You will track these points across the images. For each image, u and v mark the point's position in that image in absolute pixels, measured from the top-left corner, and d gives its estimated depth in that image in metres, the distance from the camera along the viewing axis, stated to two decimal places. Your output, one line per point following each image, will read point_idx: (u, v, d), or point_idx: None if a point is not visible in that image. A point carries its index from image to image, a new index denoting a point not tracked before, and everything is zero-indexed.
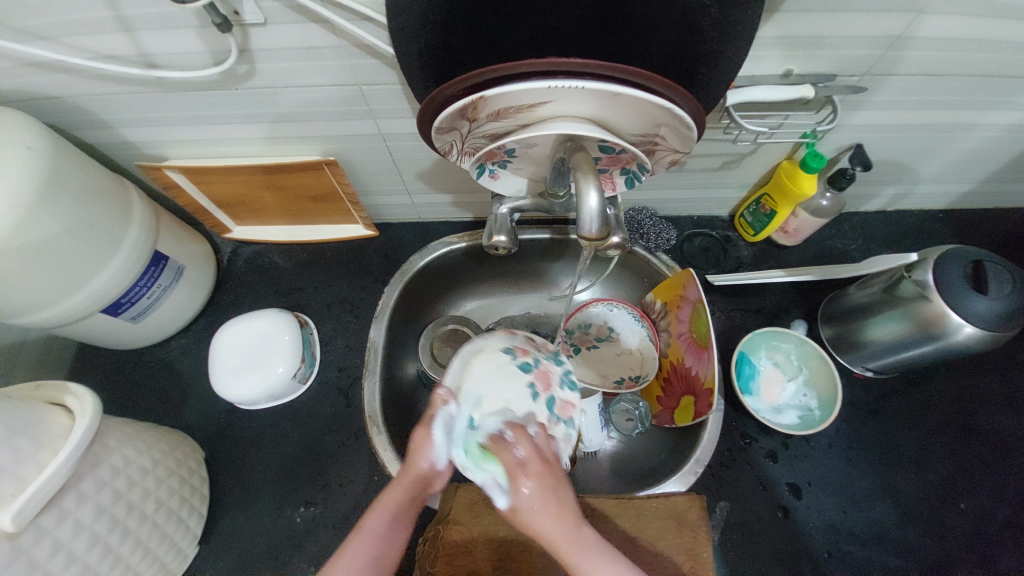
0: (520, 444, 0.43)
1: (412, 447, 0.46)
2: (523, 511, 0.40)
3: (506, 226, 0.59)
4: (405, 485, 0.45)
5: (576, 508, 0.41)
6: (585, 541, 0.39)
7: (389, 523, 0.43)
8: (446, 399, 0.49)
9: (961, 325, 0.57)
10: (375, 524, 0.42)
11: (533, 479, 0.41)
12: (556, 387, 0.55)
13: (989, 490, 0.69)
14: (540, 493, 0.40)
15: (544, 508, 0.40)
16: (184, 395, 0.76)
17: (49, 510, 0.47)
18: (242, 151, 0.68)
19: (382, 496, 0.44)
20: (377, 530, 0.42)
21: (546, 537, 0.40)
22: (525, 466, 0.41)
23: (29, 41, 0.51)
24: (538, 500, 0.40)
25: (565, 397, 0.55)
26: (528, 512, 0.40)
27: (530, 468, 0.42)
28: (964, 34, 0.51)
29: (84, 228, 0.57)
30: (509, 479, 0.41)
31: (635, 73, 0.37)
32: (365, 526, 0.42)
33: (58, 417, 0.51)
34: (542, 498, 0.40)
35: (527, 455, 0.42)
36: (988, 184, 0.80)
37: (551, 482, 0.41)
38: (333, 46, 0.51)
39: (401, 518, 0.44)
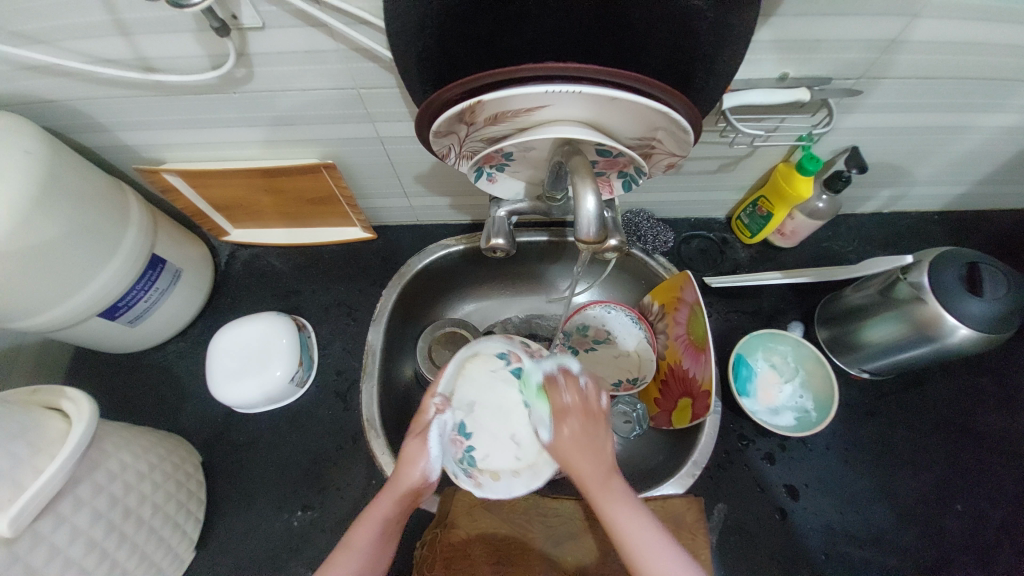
0: (566, 390, 0.51)
1: (403, 459, 0.51)
2: (562, 450, 0.48)
3: (504, 229, 0.59)
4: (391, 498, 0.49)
5: (609, 458, 0.47)
6: (613, 492, 0.45)
7: (378, 534, 0.47)
8: (440, 407, 0.54)
9: (956, 327, 0.57)
10: (364, 545, 0.46)
11: (574, 424, 0.48)
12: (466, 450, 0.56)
13: (986, 491, 0.69)
14: (580, 435, 0.48)
15: (580, 446, 0.47)
16: (181, 398, 0.75)
17: (46, 515, 0.47)
18: (240, 154, 0.68)
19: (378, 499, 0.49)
20: (369, 540, 0.47)
21: (585, 482, 0.46)
22: (568, 409, 0.50)
23: (27, 45, 0.51)
24: (576, 438, 0.48)
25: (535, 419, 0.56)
26: (568, 450, 0.48)
27: (572, 413, 0.49)
28: (958, 37, 0.51)
29: (81, 232, 0.57)
30: (556, 418, 0.50)
31: (631, 78, 0.38)
32: (353, 543, 0.47)
33: (55, 421, 0.51)
34: (572, 436, 0.48)
35: (570, 403, 0.50)
36: (982, 186, 0.81)
37: (588, 432, 0.48)
38: (331, 50, 0.51)
39: (390, 531, 0.48)
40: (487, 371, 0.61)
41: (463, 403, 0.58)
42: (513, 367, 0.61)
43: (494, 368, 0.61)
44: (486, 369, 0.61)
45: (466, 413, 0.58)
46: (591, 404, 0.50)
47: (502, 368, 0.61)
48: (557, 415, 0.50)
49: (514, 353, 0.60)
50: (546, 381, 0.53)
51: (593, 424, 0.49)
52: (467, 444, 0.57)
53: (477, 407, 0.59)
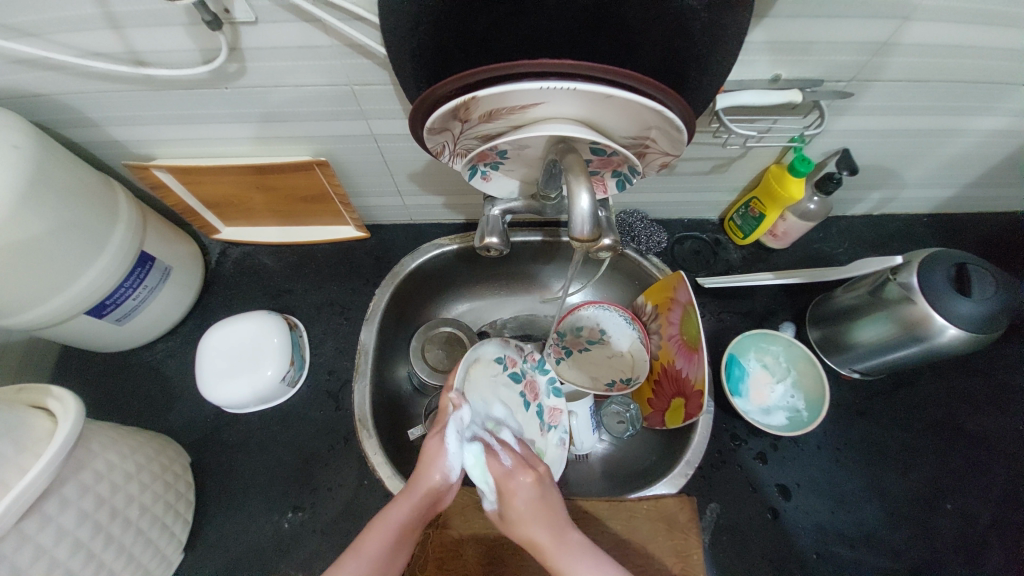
0: (504, 458, 0.51)
1: (424, 459, 0.51)
2: (511, 506, 0.48)
3: (498, 227, 0.58)
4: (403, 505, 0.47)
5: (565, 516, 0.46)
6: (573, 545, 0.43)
7: (390, 543, 0.44)
8: (456, 403, 0.55)
9: (945, 327, 0.58)
10: (376, 549, 0.43)
11: (525, 492, 0.48)
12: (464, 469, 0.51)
13: (975, 490, 0.70)
14: (534, 500, 0.47)
15: (536, 509, 0.46)
16: (170, 397, 0.74)
17: (31, 515, 0.46)
18: (232, 151, 0.68)
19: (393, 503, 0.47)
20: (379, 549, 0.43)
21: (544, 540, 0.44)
22: (516, 480, 0.49)
23: (15, 37, 0.50)
24: (530, 509, 0.46)
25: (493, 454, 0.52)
26: (523, 518, 0.46)
27: (519, 472, 0.50)
28: (947, 40, 0.52)
29: (70, 228, 0.56)
30: (502, 479, 0.49)
31: (626, 75, 0.38)
32: (362, 549, 0.43)
33: (40, 420, 0.50)
34: (525, 499, 0.47)
35: (515, 463, 0.51)
36: (971, 189, 0.82)
37: (538, 488, 0.48)
38: (324, 46, 0.51)
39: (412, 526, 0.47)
40: (489, 377, 0.68)
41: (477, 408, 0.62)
42: (509, 371, 0.70)
43: (495, 375, 0.68)
44: (489, 375, 0.68)
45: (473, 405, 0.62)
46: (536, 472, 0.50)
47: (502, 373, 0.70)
48: (504, 476, 0.50)
49: (510, 359, 0.71)
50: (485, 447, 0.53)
51: (550, 500, 0.47)
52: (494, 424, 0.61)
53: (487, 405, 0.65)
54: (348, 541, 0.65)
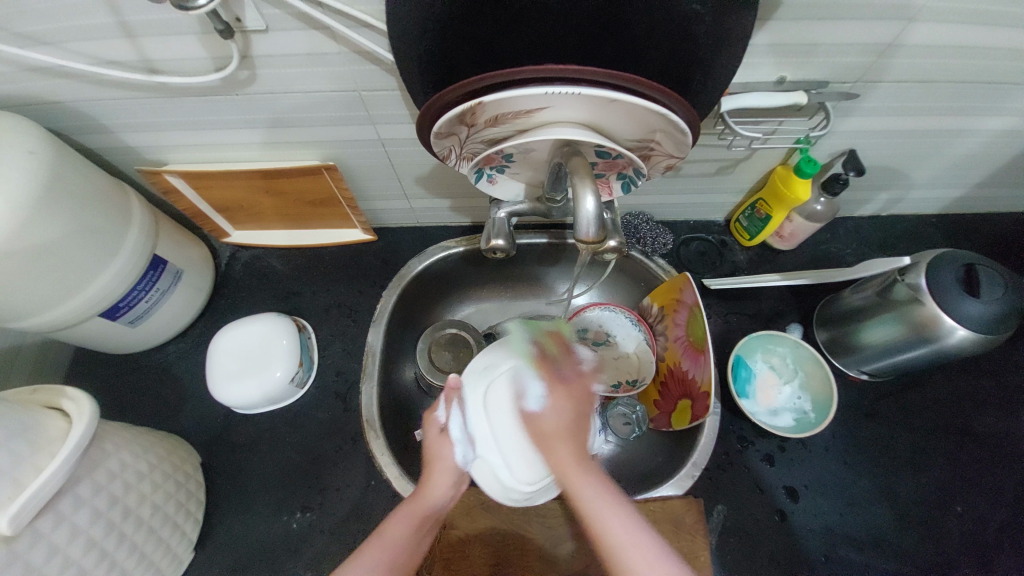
0: (564, 366, 0.53)
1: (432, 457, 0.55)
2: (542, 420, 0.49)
3: (504, 230, 0.60)
4: (412, 515, 0.51)
5: (572, 424, 0.49)
6: (588, 472, 0.45)
7: (412, 529, 0.50)
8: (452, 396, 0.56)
9: (953, 328, 0.58)
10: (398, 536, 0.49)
11: (569, 450, 0.47)
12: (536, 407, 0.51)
13: (985, 493, 0.69)
14: (563, 423, 0.49)
15: (568, 425, 0.49)
16: (181, 399, 0.76)
17: (46, 513, 0.47)
18: (242, 156, 0.69)
19: (397, 512, 0.51)
20: (403, 537, 0.49)
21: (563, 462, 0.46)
22: (558, 430, 0.48)
23: (31, 46, 0.51)
24: (563, 425, 0.49)
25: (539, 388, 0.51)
26: (555, 429, 0.48)
27: (563, 386, 0.51)
28: (952, 41, 0.52)
29: (86, 232, 0.57)
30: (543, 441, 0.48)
31: (631, 79, 0.38)
32: (389, 533, 0.49)
33: (55, 420, 0.51)
34: (559, 416, 0.49)
35: (570, 381, 0.51)
36: (979, 189, 0.81)
37: (574, 405, 0.50)
38: (333, 52, 0.52)
39: (423, 525, 0.51)
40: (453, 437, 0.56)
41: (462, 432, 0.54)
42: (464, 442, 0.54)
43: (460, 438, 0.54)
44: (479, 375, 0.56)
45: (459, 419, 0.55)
46: (585, 386, 0.52)
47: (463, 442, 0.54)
48: (556, 385, 0.51)
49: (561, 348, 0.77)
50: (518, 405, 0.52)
51: (585, 405, 0.51)
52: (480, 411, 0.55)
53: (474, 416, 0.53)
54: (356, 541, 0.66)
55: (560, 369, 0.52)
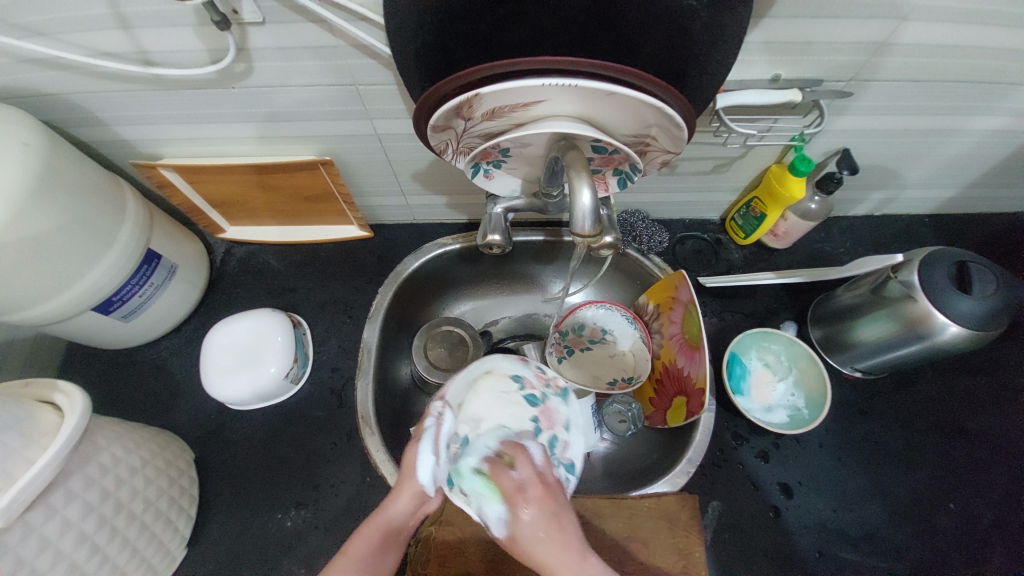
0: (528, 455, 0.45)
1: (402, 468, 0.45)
2: (524, 536, 0.40)
3: (500, 225, 0.59)
4: (373, 533, 0.43)
5: (579, 542, 0.39)
6: None
7: (376, 542, 0.43)
8: (439, 412, 0.49)
9: (946, 325, 0.58)
10: (364, 549, 0.43)
11: (536, 508, 0.41)
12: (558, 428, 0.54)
13: (978, 489, 0.70)
14: (540, 521, 0.40)
15: (552, 532, 0.39)
16: (174, 395, 0.75)
17: (37, 507, 0.47)
18: (237, 151, 0.69)
19: (358, 535, 0.43)
20: (366, 551, 0.42)
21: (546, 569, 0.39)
22: (524, 492, 0.41)
23: (25, 36, 0.51)
24: (539, 533, 0.40)
25: (566, 440, 0.55)
26: (530, 540, 0.39)
27: (530, 493, 0.41)
28: (942, 40, 0.52)
29: (78, 225, 0.57)
30: (511, 501, 0.41)
31: (627, 72, 0.38)
32: (351, 549, 0.43)
33: (47, 413, 0.51)
34: (529, 527, 0.40)
35: (525, 483, 0.42)
36: (972, 189, 0.82)
37: (551, 508, 0.41)
38: (331, 46, 0.52)
39: (389, 544, 0.44)
40: (500, 390, 0.55)
41: (471, 419, 0.51)
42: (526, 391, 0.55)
43: (507, 390, 0.55)
44: (498, 389, 0.55)
45: (472, 428, 0.50)
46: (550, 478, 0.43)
47: (516, 390, 0.55)
48: (512, 500, 0.41)
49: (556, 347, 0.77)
50: (491, 464, 0.44)
51: (556, 503, 0.41)
52: (475, 462, 0.48)
53: (489, 425, 0.51)
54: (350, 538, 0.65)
55: (537, 446, 0.47)
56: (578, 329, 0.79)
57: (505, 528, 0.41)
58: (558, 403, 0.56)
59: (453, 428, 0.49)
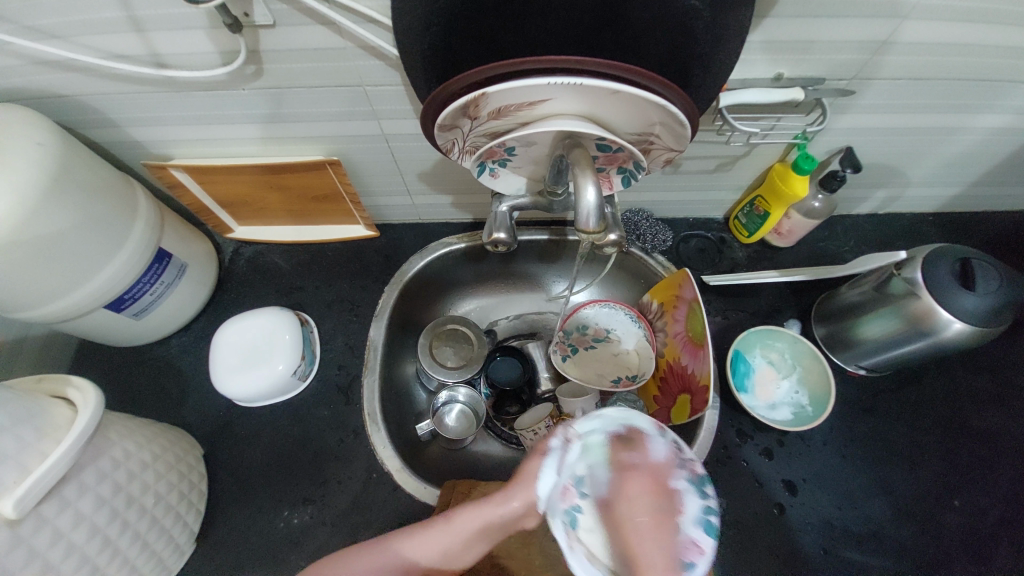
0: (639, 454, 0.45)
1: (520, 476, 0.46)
2: (623, 509, 0.43)
3: (506, 223, 0.60)
4: (476, 519, 0.47)
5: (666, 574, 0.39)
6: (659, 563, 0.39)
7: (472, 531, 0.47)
8: (566, 437, 0.46)
9: (949, 321, 0.58)
10: (463, 527, 0.47)
11: (642, 484, 0.44)
12: (688, 519, 0.42)
13: (983, 487, 0.70)
14: (644, 501, 0.43)
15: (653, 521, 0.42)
16: (184, 392, 0.76)
17: (50, 499, 0.48)
18: (246, 151, 0.70)
19: (469, 507, 0.48)
20: (463, 532, 0.47)
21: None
22: (636, 465, 0.45)
23: (41, 39, 0.52)
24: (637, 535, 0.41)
25: (691, 535, 0.41)
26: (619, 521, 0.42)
27: (642, 474, 0.44)
28: (944, 38, 0.53)
29: (91, 224, 0.58)
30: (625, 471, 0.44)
31: (631, 70, 0.39)
32: (453, 523, 0.47)
33: (60, 408, 0.51)
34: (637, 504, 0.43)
35: (641, 466, 0.44)
36: (976, 187, 0.82)
37: (658, 500, 0.43)
38: (339, 48, 0.53)
39: (482, 538, 0.47)
40: (620, 447, 0.45)
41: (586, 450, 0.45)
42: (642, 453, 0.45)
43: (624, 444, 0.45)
44: (615, 446, 0.45)
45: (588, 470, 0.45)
46: (665, 470, 0.44)
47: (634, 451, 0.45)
48: (623, 473, 0.44)
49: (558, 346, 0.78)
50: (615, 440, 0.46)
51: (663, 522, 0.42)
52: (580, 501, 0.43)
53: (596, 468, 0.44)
54: (356, 533, 0.66)
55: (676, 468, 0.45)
56: (581, 328, 0.79)
57: (609, 497, 0.43)
58: (692, 491, 0.43)
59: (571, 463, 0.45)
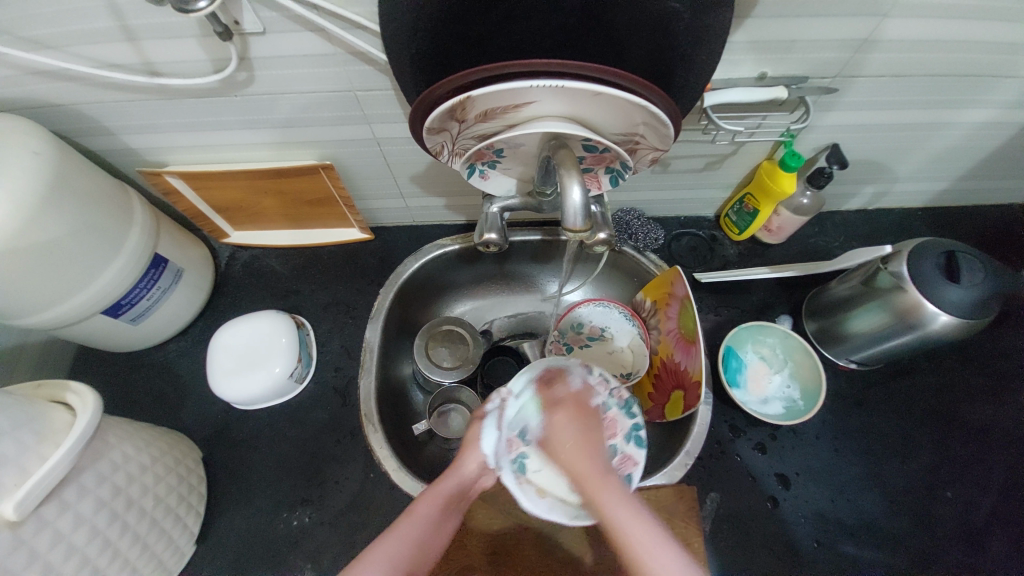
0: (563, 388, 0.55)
1: (464, 444, 0.53)
2: (551, 436, 0.49)
3: (496, 224, 0.61)
4: (434, 499, 0.49)
5: (603, 463, 0.46)
6: (609, 488, 0.43)
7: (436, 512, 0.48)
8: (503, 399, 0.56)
9: (935, 315, 0.59)
10: (427, 510, 0.47)
11: (567, 414, 0.50)
12: (621, 439, 0.58)
13: (974, 478, 0.70)
14: (580, 432, 0.48)
15: (573, 448, 0.47)
16: (181, 396, 0.77)
17: (51, 501, 0.48)
18: (241, 157, 0.71)
19: (425, 495, 0.49)
20: (429, 514, 0.47)
21: (583, 478, 0.45)
22: (559, 397, 0.53)
23: (36, 50, 0.53)
24: (571, 441, 0.48)
25: (626, 450, 0.58)
26: (562, 447, 0.48)
27: (565, 408, 0.51)
28: (924, 36, 0.54)
29: (87, 230, 0.59)
30: (549, 408, 0.52)
31: (612, 73, 0.40)
32: (415, 510, 0.47)
33: (59, 413, 0.52)
34: (562, 431, 0.49)
35: (566, 399, 0.53)
36: (963, 182, 0.83)
37: (583, 423, 0.50)
38: (330, 54, 0.54)
39: (448, 509, 0.49)
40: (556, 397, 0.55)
41: (532, 415, 0.55)
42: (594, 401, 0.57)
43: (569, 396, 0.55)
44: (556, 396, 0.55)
45: (530, 419, 0.55)
46: (585, 400, 0.54)
47: None
48: (551, 408, 0.52)
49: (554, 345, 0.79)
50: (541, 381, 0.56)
51: (589, 423, 0.50)
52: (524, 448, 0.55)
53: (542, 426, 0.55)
54: (355, 533, 0.67)
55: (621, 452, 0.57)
56: (578, 326, 0.80)
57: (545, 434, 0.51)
58: (622, 414, 0.60)
59: (512, 417, 0.55)
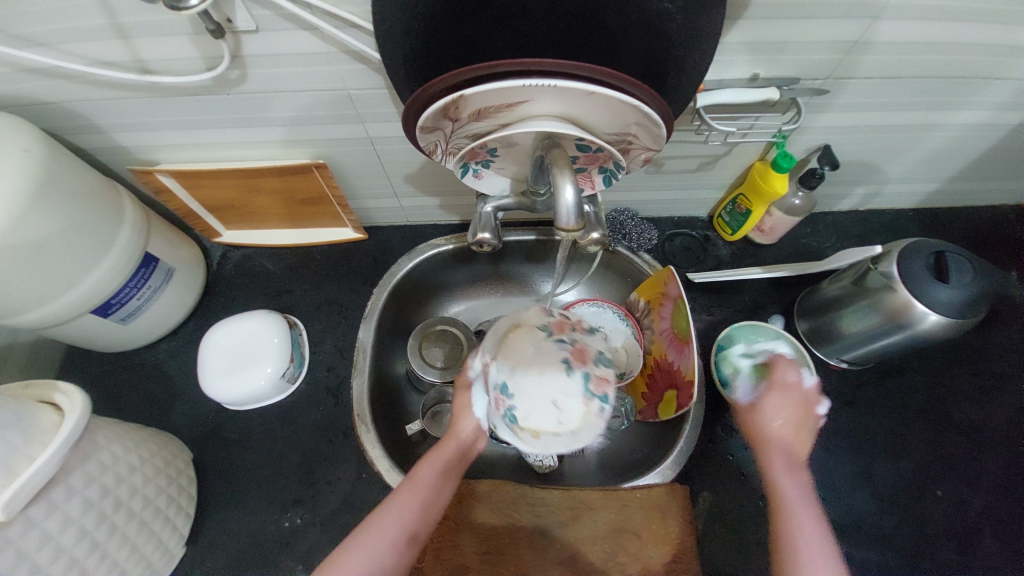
0: (789, 374, 0.54)
1: (456, 410, 0.56)
2: (764, 422, 0.52)
3: (490, 224, 0.60)
4: (435, 466, 0.53)
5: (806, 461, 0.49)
6: (798, 488, 0.47)
7: (437, 477, 0.52)
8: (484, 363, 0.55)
9: (925, 314, 0.60)
10: (427, 477, 0.52)
11: (788, 401, 0.53)
12: (592, 363, 0.51)
13: (964, 477, 0.71)
14: (795, 423, 0.51)
15: (794, 431, 0.51)
16: (172, 397, 0.76)
17: (38, 502, 0.48)
18: (233, 156, 0.70)
19: (425, 462, 0.53)
20: (429, 481, 0.52)
21: (768, 461, 0.50)
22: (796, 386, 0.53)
23: (26, 47, 0.52)
24: (791, 431, 0.51)
25: (601, 371, 0.51)
26: (775, 430, 0.51)
27: (790, 396, 0.53)
28: (913, 38, 0.54)
29: (77, 229, 0.58)
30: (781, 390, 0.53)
31: (605, 73, 0.40)
32: (417, 478, 0.52)
33: (47, 413, 0.52)
34: (779, 417, 0.52)
35: (793, 386, 0.53)
36: (952, 183, 0.84)
37: (803, 417, 0.52)
38: (323, 52, 0.54)
39: (448, 473, 0.53)
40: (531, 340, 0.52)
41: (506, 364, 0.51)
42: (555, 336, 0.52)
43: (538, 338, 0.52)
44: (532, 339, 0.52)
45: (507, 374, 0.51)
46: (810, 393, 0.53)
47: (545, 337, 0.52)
48: (775, 386, 0.54)
49: None
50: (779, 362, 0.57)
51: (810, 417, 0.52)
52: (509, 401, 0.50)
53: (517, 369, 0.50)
54: (347, 534, 0.66)
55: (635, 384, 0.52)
56: None
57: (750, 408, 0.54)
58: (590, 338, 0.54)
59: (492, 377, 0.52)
